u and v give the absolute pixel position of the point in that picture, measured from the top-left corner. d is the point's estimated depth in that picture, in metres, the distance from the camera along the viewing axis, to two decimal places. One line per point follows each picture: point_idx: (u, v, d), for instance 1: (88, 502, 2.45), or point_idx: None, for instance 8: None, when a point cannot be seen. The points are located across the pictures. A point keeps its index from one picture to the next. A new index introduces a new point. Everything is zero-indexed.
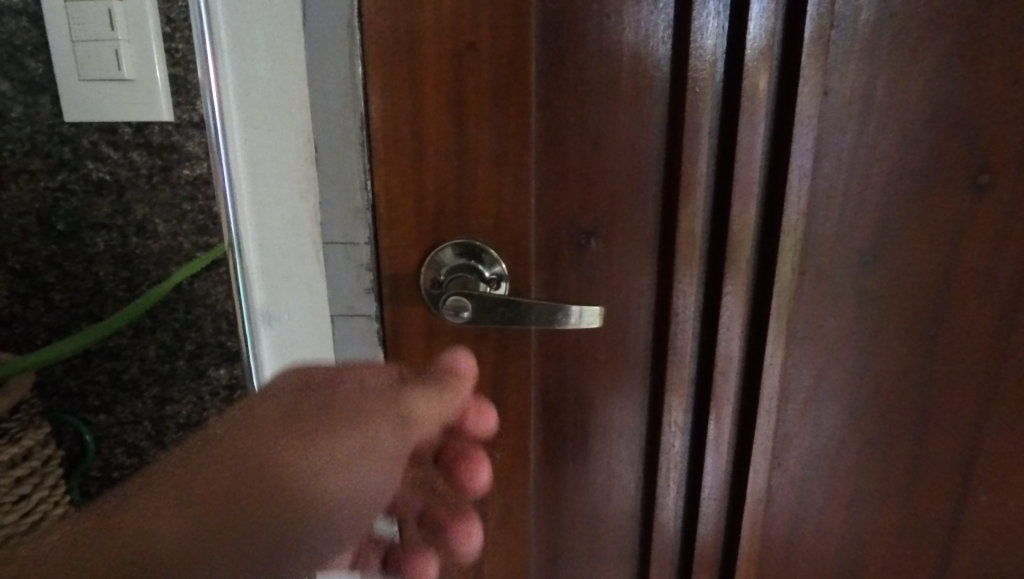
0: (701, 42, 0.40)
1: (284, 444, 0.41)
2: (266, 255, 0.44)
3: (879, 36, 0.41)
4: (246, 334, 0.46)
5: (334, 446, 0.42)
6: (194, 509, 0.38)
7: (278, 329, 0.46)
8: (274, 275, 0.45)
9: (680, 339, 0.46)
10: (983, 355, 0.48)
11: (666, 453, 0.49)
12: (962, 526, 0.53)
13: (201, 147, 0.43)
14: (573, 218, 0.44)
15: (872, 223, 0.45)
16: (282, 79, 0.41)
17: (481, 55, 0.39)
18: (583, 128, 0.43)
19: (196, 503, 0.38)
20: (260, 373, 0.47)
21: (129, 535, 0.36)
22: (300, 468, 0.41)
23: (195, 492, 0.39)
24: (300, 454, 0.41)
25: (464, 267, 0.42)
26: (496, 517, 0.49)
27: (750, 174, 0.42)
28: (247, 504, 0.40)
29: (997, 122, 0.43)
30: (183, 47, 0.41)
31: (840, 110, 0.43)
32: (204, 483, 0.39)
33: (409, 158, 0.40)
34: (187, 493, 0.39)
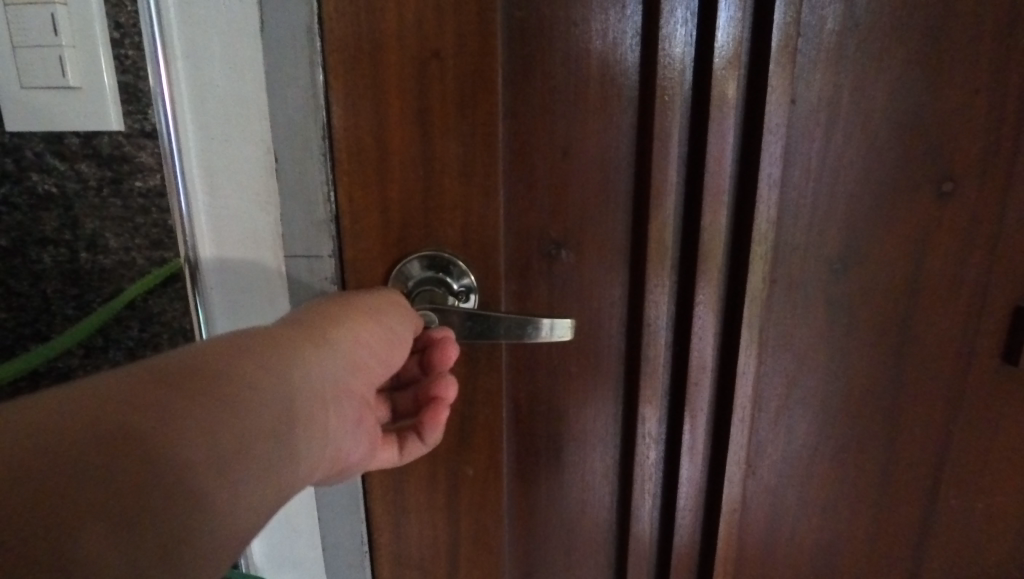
0: (670, 50, 0.40)
1: (214, 421, 0.26)
2: (224, 268, 0.42)
3: (845, 45, 0.41)
4: None
5: (302, 413, 0.31)
6: (97, 468, 0.21)
7: None
8: (234, 288, 0.43)
9: (653, 349, 0.45)
10: (948, 359, 0.49)
11: (641, 465, 0.48)
12: (931, 526, 0.54)
13: (154, 158, 0.41)
14: (542, 228, 0.44)
15: (840, 230, 0.45)
16: (240, 87, 0.39)
17: (446, 63, 0.38)
18: (551, 136, 0.42)
19: (111, 455, 0.22)
20: None
21: (62, 483, 0.20)
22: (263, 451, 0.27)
23: (115, 445, 0.22)
24: (229, 432, 0.26)
25: (432, 280, 0.41)
26: (468, 535, 0.47)
27: (719, 183, 0.42)
28: (177, 462, 0.23)
29: (958, 131, 0.44)
30: (133, 53, 0.39)
31: (808, 119, 0.43)
32: (117, 429, 0.23)
33: (374, 167, 0.39)
34: (131, 422, 0.23)
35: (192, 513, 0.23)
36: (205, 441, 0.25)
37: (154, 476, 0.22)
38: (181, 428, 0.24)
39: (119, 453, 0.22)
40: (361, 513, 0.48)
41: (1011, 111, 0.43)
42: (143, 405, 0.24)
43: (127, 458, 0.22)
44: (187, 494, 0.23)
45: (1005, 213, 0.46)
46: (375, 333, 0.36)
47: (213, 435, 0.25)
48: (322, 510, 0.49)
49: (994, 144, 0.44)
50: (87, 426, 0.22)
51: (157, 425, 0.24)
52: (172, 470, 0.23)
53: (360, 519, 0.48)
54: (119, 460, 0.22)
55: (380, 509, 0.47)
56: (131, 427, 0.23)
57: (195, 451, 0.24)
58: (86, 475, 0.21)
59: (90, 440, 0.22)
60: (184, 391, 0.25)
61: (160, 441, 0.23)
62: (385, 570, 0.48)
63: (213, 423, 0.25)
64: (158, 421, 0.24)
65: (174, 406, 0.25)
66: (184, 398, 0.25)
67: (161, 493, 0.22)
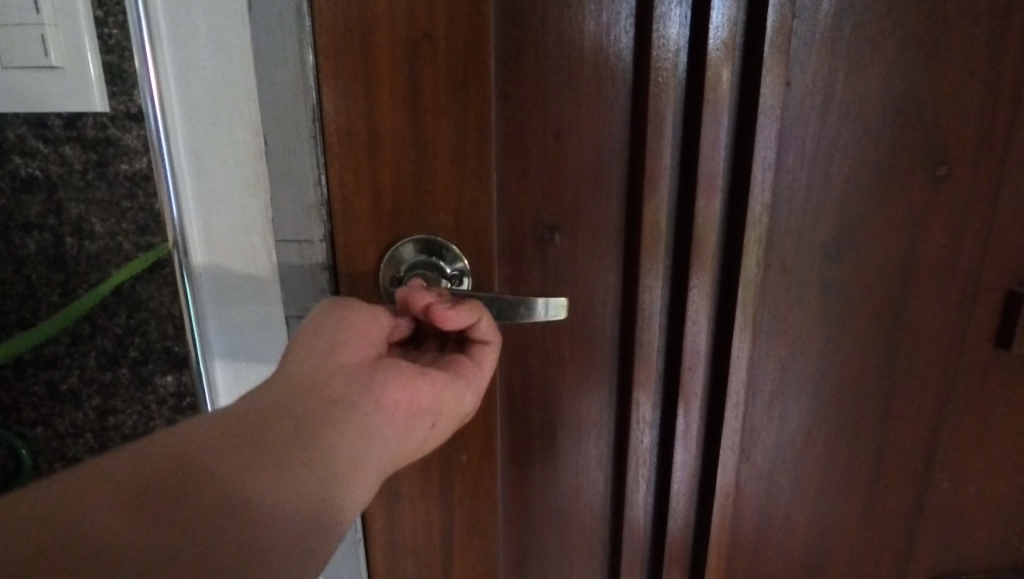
0: (664, 32, 0.39)
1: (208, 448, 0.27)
2: (212, 252, 0.42)
3: (839, 27, 0.41)
4: (192, 336, 0.43)
5: (300, 398, 0.31)
6: (123, 497, 0.24)
7: (227, 330, 0.43)
8: (223, 273, 0.42)
9: (647, 335, 0.45)
10: (941, 343, 0.49)
11: (635, 450, 0.48)
12: (923, 511, 0.54)
13: (140, 141, 0.40)
14: (535, 213, 0.43)
15: (835, 215, 0.45)
16: (227, 68, 0.38)
17: (437, 44, 0.37)
18: (544, 120, 0.41)
19: (132, 493, 0.24)
20: (210, 376, 0.44)
21: (92, 516, 0.23)
22: (280, 441, 0.29)
23: (134, 483, 0.25)
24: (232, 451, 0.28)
25: (425, 263, 0.41)
26: (463, 521, 0.47)
27: (714, 167, 0.41)
28: (195, 486, 0.26)
29: (952, 114, 0.43)
30: (117, 32, 0.38)
31: (802, 102, 0.42)
32: (136, 473, 0.25)
33: (364, 150, 0.39)
34: (148, 467, 0.26)
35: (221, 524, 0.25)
36: (209, 466, 0.27)
37: (174, 499, 0.25)
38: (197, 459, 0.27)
39: (140, 488, 0.25)
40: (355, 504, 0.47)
41: (1005, 94, 0.43)
42: (157, 453, 0.27)
43: (149, 490, 0.25)
44: (212, 508, 0.25)
45: (998, 198, 0.46)
46: (330, 321, 0.35)
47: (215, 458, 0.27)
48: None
49: (988, 128, 0.44)
50: (109, 474, 0.25)
51: (175, 462, 0.26)
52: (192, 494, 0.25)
53: None
54: (141, 495, 0.24)
55: (374, 498, 0.46)
56: (149, 469, 0.26)
57: (216, 474, 0.26)
58: (109, 507, 0.24)
59: (112, 481, 0.25)
60: (199, 434, 0.28)
61: (175, 475, 0.26)
62: (380, 558, 0.48)
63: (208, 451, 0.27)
64: (173, 461, 0.26)
65: (191, 444, 0.27)
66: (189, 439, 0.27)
67: (187, 513, 0.25)
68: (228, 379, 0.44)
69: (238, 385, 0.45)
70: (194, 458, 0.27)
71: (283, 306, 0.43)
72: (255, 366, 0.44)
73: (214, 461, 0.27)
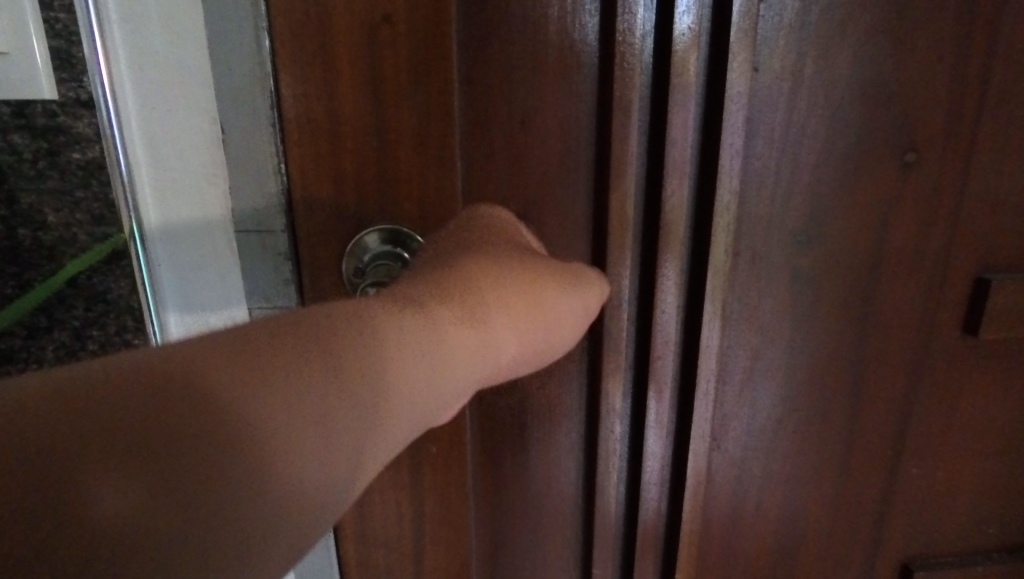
0: (630, 16, 0.39)
1: (287, 382, 0.22)
2: (169, 238, 0.40)
3: (808, 12, 0.41)
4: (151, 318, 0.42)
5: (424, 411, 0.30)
6: (183, 473, 0.19)
7: (186, 305, 0.42)
8: (181, 261, 0.41)
9: (616, 324, 0.45)
10: (911, 330, 0.49)
11: (606, 440, 0.48)
12: (893, 496, 0.54)
13: (92, 128, 0.38)
14: (501, 201, 0.43)
15: (804, 203, 0.45)
16: (181, 52, 0.37)
17: (398, 28, 0.36)
18: (509, 106, 0.41)
19: (191, 483, 0.19)
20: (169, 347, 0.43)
21: (117, 542, 0.17)
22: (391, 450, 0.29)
23: (163, 483, 0.19)
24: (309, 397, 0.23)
25: (389, 254, 0.40)
26: (434, 513, 0.47)
27: (681, 155, 0.41)
28: (242, 479, 0.20)
29: (922, 100, 0.43)
30: (64, 16, 0.36)
31: (770, 88, 0.42)
32: (189, 463, 0.19)
33: (325, 138, 0.38)
34: (175, 444, 0.19)
35: (267, 530, 0.21)
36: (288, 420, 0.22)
37: (215, 507, 0.19)
38: (243, 425, 0.21)
39: (167, 491, 0.19)
40: None
41: (973, 80, 0.43)
42: (183, 411, 0.20)
43: (178, 492, 0.19)
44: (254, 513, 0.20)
45: (967, 185, 0.46)
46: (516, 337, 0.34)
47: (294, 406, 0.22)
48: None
49: (956, 114, 0.44)
50: (118, 445, 0.18)
51: (210, 436, 0.20)
52: (237, 494, 0.20)
53: None
54: (169, 505, 0.19)
55: None
56: (173, 444, 0.19)
57: (268, 449, 0.21)
58: (138, 521, 0.18)
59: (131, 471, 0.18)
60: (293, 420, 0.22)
61: (216, 462, 0.20)
62: (352, 550, 0.48)
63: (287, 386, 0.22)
64: (205, 430, 0.20)
65: (225, 399, 0.21)
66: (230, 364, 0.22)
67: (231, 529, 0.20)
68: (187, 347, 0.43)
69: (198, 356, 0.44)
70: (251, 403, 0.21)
71: (245, 297, 0.42)
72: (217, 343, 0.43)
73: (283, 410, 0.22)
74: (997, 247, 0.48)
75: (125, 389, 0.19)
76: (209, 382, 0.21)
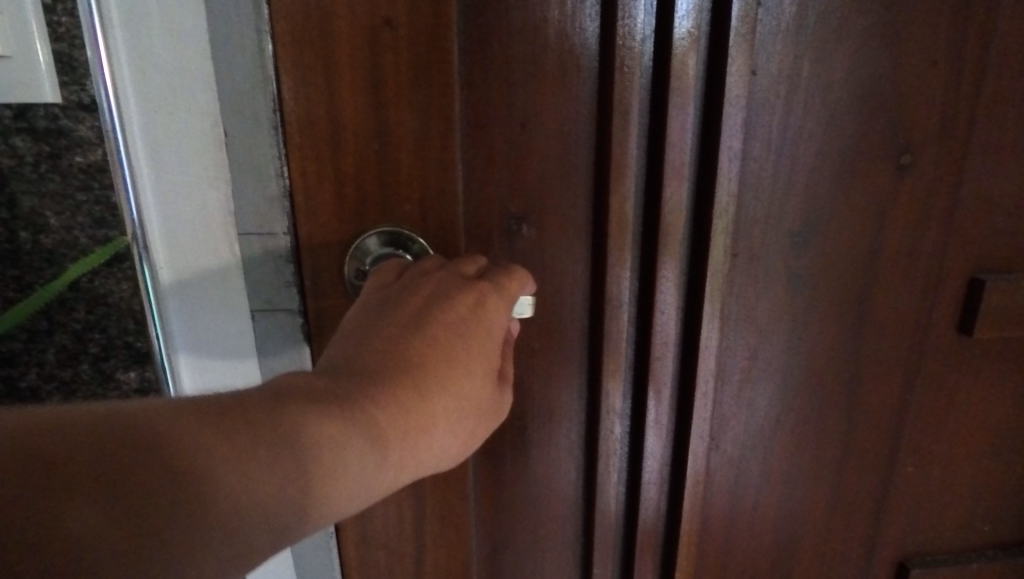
0: (629, 21, 0.39)
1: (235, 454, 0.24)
2: (171, 236, 0.40)
3: (805, 16, 0.41)
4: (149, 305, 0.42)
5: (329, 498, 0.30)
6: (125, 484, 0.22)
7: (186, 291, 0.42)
8: (182, 255, 0.41)
9: (616, 325, 0.45)
10: (906, 330, 0.50)
11: (606, 440, 0.48)
12: (889, 494, 0.55)
13: (94, 132, 0.39)
14: (501, 203, 0.43)
15: (801, 205, 0.45)
16: (183, 56, 0.37)
17: (399, 32, 0.37)
18: (510, 108, 0.41)
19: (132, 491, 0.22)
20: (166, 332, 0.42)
21: (75, 534, 0.20)
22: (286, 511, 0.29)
23: (112, 491, 0.21)
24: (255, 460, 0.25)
25: (389, 256, 0.40)
26: (435, 514, 0.47)
27: (680, 156, 0.41)
28: (177, 493, 0.23)
29: (917, 103, 0.44)
30: (67, 20, 0.36)
31: (767, 91, 0.42)
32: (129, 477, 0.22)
33: (327, 141, 0.38)
34: (121, 457, 0.22)
35: (203, 538, 0.23)
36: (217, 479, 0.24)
37: (159, 508, 0.22)
38: (181, 450, 0.23)
39: (114, 495, 0.21)
40: None
41: (967, 83, 0.44)
42: (132, 435, 0.23)
43: (124, 496, 0.22)
44: (191, 521, 0.23)
45: (961, 186, 0.46)
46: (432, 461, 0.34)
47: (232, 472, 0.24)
48: (294, 543, 0.48)
49: (950, 116, 0.44)
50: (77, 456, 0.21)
51: (150, 453, 0.23)
52: (178, 501, 0.22)
53: None
54: (118, 507, 0.21)
55: None
56: (122, 458, 0.22)
57: (206, 469, 0.24)
58: (87, 519, 0.21)
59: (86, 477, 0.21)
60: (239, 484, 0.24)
61: (156, 476, 0.22)
62: (353, 552, 0.48)
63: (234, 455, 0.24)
64: (150, 448, 0.23)
65: (169, 427, 0.24)
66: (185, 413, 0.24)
67: (170, 537, 0.22)
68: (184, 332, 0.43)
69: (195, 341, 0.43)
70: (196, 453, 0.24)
71: (247, 301, 0.42)
72: (216, 330, 0.43)
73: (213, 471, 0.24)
74: (990, 248, 0.48)
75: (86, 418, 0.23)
76: (150, 417, 0.23)
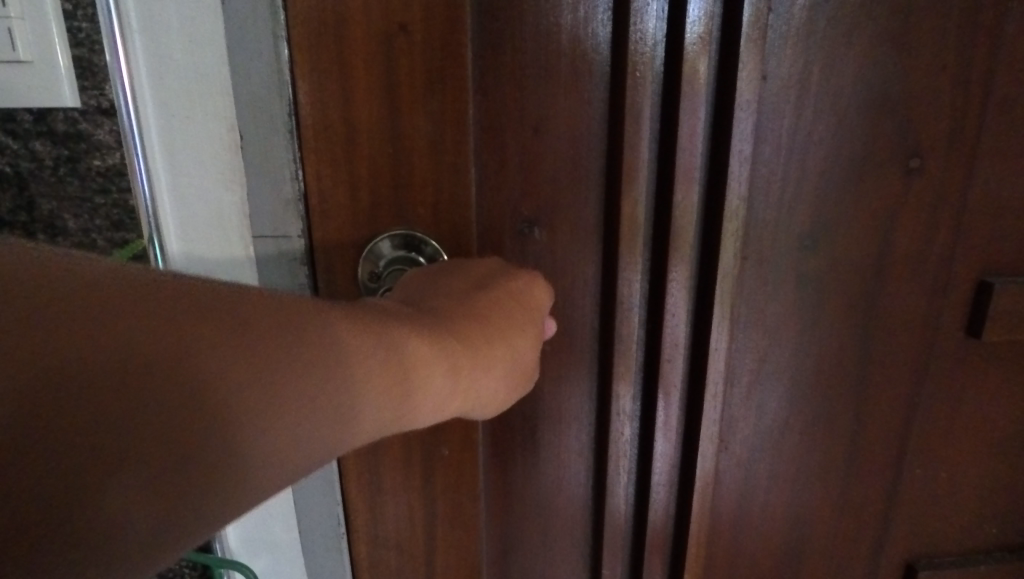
0: (641, 25, 0.39)
1: (327, 348, 0.26)
2: (185, 222, 0.40)
3: (815, 21, 0.41)
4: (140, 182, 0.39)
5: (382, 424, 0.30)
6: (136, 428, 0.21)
7: (180, 171, 0.39)
8: (187, 191, 0.39)
9: (626, 327, 0.45)
10: (915, 332, 0.50)
11: (616, 443, 0.49)
12: (897, 496, 0.55)
13: (113, 136, 0.39)
14: (513, 206, 0.43)
15: (810, 208, 0.46)
16: (199, 60, 0.37)
17: (414, 36, 0.37)
18: (522, 112, 0.41)
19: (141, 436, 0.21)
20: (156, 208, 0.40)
21: (66, 445, 0.19)
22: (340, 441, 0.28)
23: (112, 409, 0.20)
24: (303, 367, 0.25)
25: (403, 258, 0.41)
26: (445, 515, 0.48)
27: (691, 159, 0.41)
28: (184, 423, 0.22)
29: (926, 107, 0.44)
30: (87, 26, 0.37)
31: (778, 94, 0.43)
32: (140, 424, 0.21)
33: (341, 144, 0.39)
34: (128, 373, 0.21)
35: (194, 477, 0.22)
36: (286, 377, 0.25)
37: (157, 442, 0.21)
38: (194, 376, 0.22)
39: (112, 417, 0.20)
40: (336, 496, 0.47)
41: (976, 88, 0.44)
42: (143, 348, 0.21)
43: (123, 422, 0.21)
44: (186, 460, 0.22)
45: (970, 189, 0.46)
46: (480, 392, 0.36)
47: (306, 372, 0.25)
48: (306, 540, 0.48)
49: (959, 120, 0.45)
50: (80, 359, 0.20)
51: (160, 374, 0.21)
52: (181, 436, 0.22)
53: (336, 501, 0.47)
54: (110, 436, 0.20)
55: (356, 491, 0.46)
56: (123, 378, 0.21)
57: (217, 393, 0.23)
58: (84, 434, 0.20)
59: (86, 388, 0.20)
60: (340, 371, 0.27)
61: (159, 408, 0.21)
62: (364, 552, 0.48)
63: (325, 350, 0.26)
64: (162, 366, 0.21)
65: (180, 348, 0.22)
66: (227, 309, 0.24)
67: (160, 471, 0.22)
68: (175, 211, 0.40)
69: (187, 223, 0.40)
70: (277, 338, 0.25)
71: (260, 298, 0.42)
72: (209, 210, 0.40)
73: (281, 374, 0.24)
74: (999, 251, 0.49)
75: (97, 301, 0.21)
76: (164, 328, 0.22)
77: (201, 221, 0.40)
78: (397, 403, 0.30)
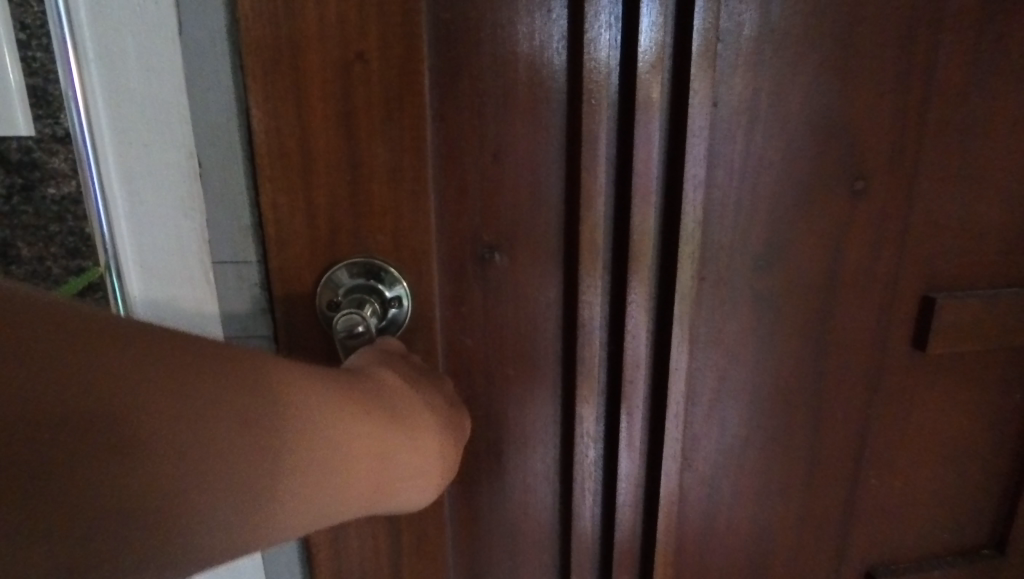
0: (595, 54, 0.40)
1: (328, 435, 0.28)
2: (146, 256, 0.40)
3: (761, 50, 0.43)
4: (102, 231, 0.39)
5: (347, 490, 0.29)
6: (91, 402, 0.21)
7: (145, 225, 0.39)
8: (151, 238, 0.40)
9: (588, 350, 0.46)
10: (867, 347, 0.51)
11: (580, 464, 0.49)
12: (855, 507, 0.56)
13: (68, 164, 0.39)
14: (473, 233, 0.44)
15: (763, 230, 0.47)
16: (158, 90, 0.37)
17: (370, 65, 0.38)
18: (479, 140, 0.42)
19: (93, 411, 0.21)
20: (119, 257, 0.40)
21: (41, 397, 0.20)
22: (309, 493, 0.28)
23: (84, 422, 0.21)
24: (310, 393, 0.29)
25: (363, 286, 0.41)
26: (410, 543, 0.48)
27: (648, 183, 0.43)
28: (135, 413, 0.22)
29: (868, 132, 0.46)
30: (41, 55, 0.37)
31: (729, 121, 0.44)
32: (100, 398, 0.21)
33: (298, 172, 0.39)
34: (91, 400, 0.21)
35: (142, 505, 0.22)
36: (275, 469, 0.26)
37: (93, 485, 0.21)
38: (145, 424, 0.22)
39: (56, 446, 0.20)
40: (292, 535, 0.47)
41: (913, 113, 0.46)
42: (118, 366, 0.22)
43: (74, 448, 0.20)
44: (125, 502, 0.22)
45: (911, 209, 0.48)
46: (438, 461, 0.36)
47: (303, 460, 0.27)
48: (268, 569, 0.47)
49: (899, 144, 0.47)
50: (37, 392, 0.20)
51: (133, 397, 0.22)
52: (138, 462, 0.22)
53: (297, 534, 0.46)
54: (48, 472, 0.20)
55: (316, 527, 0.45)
56: (77, 418, 0.20)
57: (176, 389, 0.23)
58: (54, 442, 0.20)
59: (33, 422, 0.20)
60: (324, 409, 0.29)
61: (96, 460, 0.21)
62: None
63: (326, 436, 0.28)
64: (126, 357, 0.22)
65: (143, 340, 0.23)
66: (228, 382, 0.25)
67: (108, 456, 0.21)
68: (139, 263, 0.40)
69: (150, 275, 0.40)
70: (286, 425, 0.27)
71: (219, 325, 0.42)
72: (173, 263, 0.40)
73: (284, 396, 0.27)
74: (940, 268, 0.51)
75: (86, 322, 0.22)
76: (140, 353, 0.23)
77: (163, 272, 0.40)
78: (374, 478, 0.31)
